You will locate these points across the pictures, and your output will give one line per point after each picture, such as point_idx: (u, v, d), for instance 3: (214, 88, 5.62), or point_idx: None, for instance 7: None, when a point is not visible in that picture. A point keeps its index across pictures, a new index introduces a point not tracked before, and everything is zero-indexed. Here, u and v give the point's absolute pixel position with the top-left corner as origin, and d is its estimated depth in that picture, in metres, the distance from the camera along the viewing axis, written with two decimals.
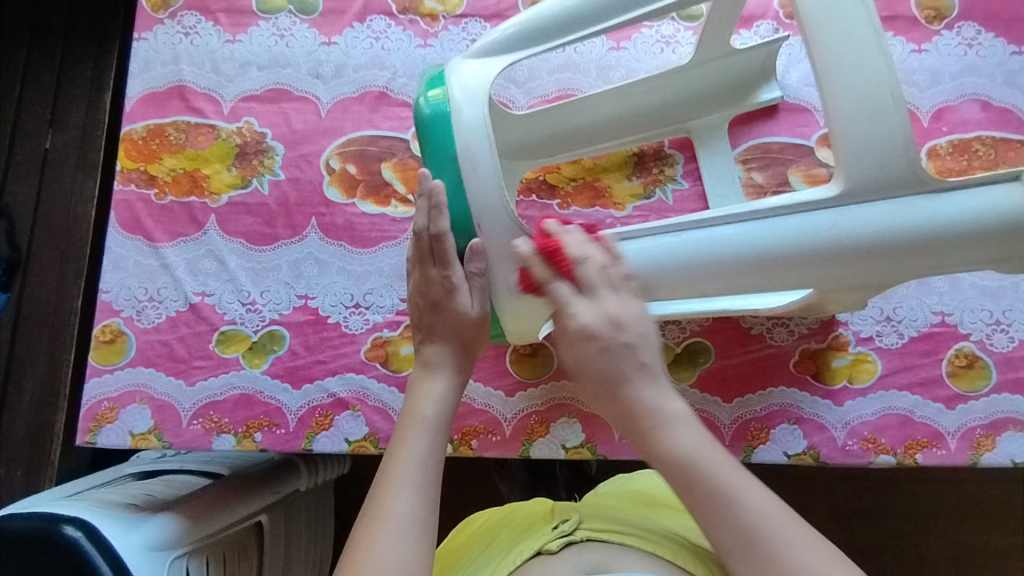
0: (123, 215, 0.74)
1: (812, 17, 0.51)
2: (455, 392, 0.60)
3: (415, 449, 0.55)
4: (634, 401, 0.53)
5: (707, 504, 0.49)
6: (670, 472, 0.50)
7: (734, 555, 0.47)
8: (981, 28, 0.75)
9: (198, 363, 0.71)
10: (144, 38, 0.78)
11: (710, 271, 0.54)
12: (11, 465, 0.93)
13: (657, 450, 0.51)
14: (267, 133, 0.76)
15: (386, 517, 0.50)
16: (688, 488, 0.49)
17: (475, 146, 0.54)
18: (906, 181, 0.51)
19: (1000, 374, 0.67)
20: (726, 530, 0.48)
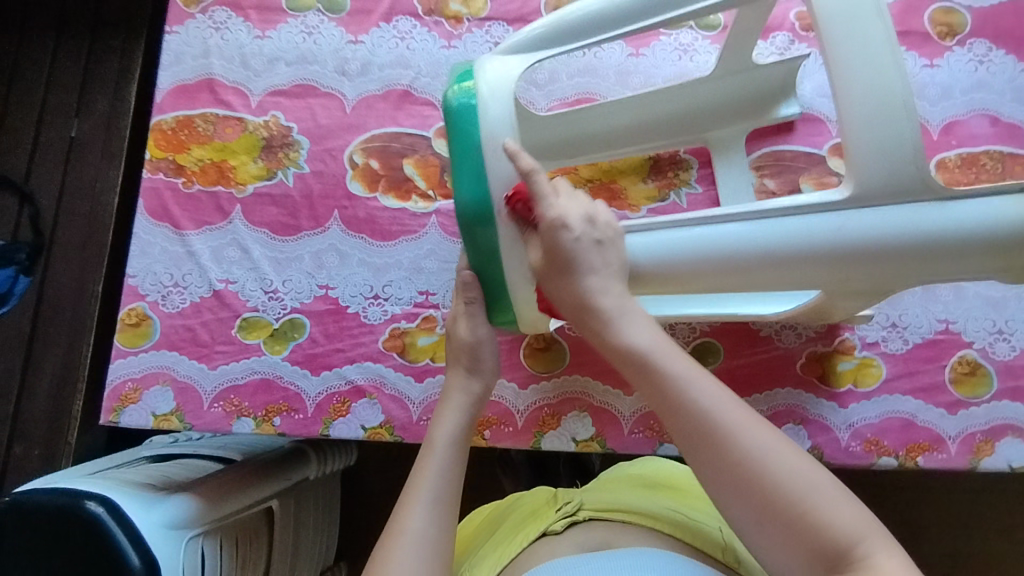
0: (151, 203, 0.76)
1: (830, 26, 0.53)
2: (470, 411, 0.62)
3: (430, 468, 0.58)
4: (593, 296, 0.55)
5: (666, 396, 0.50)
6: (629, 368, 0.52)
7: (690, 450, 0.49)
8: (991, 45, 0.77)
9: (221, 348, 0.73)
10: (175, 32, 0.80)
11: (737, 262, 0.56)
12: (28, 445, 0.95)
13: (615, 346, 0.53)
14: (293, 127, 0.78)
15: (401, 533, 0.54)
16: (648, 382, 0.51)
17: (500, 137, 0.56)
18: (913, 189, 0.52)
19: (1000, 381, 0.69)
20: (681, 423, 0.49)
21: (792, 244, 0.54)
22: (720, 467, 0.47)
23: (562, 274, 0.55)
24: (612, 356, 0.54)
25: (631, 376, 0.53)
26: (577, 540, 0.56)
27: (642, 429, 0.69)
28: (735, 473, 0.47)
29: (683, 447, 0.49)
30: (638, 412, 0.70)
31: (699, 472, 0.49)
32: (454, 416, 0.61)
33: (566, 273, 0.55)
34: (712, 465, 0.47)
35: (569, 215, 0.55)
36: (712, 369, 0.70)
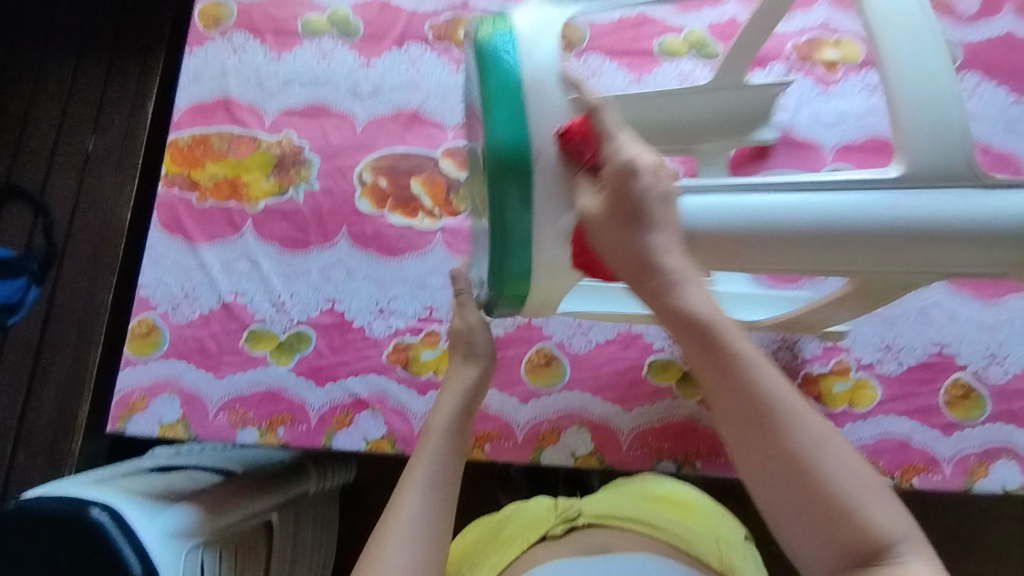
0: (165, 216, 0.78)
1: (880, 20, 0.51)
2: (467, 399, 0.61)
3: (428, 455, 0.57)
4: (653, 253, 0.46)
5: (728, 373, 0.45)
6: (685, 334, 0.46)
7: (742, 432, 0.44)
8: (982, 77, 0.79)
9: (228, 359, 0.74)
10: (195, 53, 0.84)
11: (790, 234, 0.49)
12: (33, 453, 0.96)
13: (674, 309, 0.46)
14: (305, 146, 0.81)
15: (397, 518, 0.53)
16: (707, 355, 0.45)
17: (545, 81, 0.48)
18: (960, 173, 0.48)
19: (994, 405, 0.70)
20: (735, 404, 0.44)
21: (840, 219, 0.48)
22: (769, 457, 0.43)
23: (626, 226, 0.46)
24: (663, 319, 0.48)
25: (683, 343, 0.46)
26: (575, 545, 0.58)
27: (640, 446, 0.70)
28: (787, 465, 0.43)
29: (728, 425, 0.45)
30: (637, 429, 0.71)
31: (744, 457, 0.45)
32: (452, 403, 0.61)
33: (626, 225, 0.46)
34: (763, 451, 0.44)
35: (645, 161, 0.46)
36: None
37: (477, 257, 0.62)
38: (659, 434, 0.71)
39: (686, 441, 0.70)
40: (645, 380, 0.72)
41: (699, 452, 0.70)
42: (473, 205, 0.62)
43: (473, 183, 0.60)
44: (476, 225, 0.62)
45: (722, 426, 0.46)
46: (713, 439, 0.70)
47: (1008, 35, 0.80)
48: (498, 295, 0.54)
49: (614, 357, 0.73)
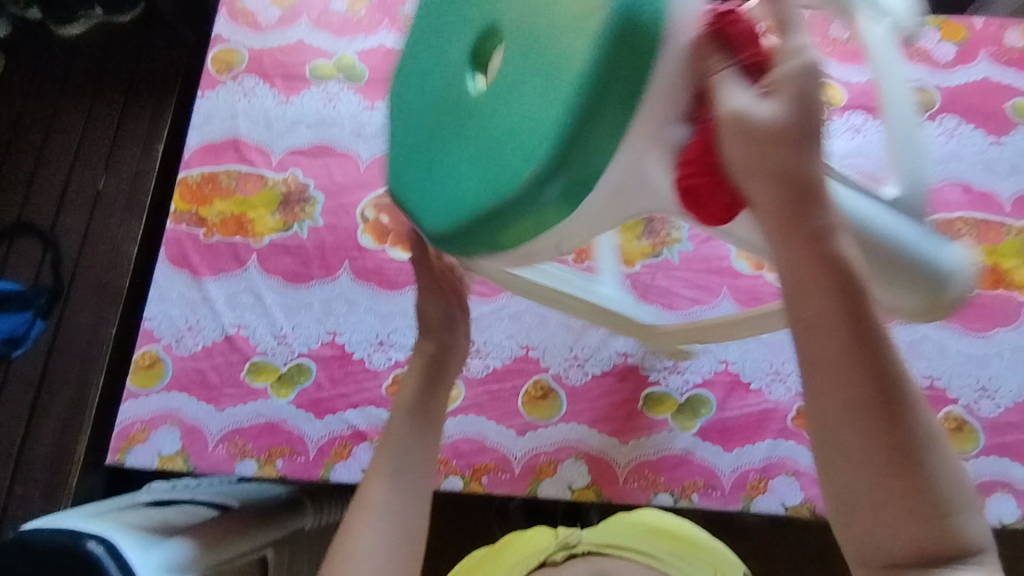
0: (172, 251, 0.81)
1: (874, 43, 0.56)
2: (429, 372, 0.60)
3: (389, 435, 0.57)
4: (803, 171, 0.35)
5: (860, 332, 0.33)
6: (801, 267, 0.34)
7: (844, 410, 0.33)
8: (961, 120, 0.83)
9: (228, 391, 0.75)
10: (207, 97, 0.88)
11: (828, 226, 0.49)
12: (29, 487, 0.95)
13: (799, 240, 0.34)
14: (310, 184, 0.84)
15: (366, 502, 0.54)
16: (837, 301, 0.33)
17: None
18: (913, 210, 0.54)
19: (987, 438, 0.71)
20: (845, 367, 0.33)
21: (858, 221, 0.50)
22: (873, 446, 0.33)
23: (777, 143, 0.34)
24: (780, 246, 0.35)
25: (791, 279, 0.34)
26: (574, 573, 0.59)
27: (636, 479, 0.71)
28: (891, 459, 0.33)
29: (810, 388, 0.34)
30: (633, 461, 0.71)
31: (824, 433, 0.34)
32: (413, 378, 0.59)
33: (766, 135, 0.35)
34: (866, 437, 0.33)
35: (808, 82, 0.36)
36: (705, 420, 0.72)
37: (423, 169, 0.45)
38: (655, 466, 0.71)
39: (682, 473, 0.71)
40: (640, 413, 0.73)
41: (695, 485, 0.70)
42: (406, 113, 0.48)
43: (421, 81, 0.47)
44: (408, 128, 0.47)
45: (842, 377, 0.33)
46: (710, 471, 0.71)
47: (984, 80, 0.84)
48: (534, 203, 0.39)
49: (610, 390, 0.74)
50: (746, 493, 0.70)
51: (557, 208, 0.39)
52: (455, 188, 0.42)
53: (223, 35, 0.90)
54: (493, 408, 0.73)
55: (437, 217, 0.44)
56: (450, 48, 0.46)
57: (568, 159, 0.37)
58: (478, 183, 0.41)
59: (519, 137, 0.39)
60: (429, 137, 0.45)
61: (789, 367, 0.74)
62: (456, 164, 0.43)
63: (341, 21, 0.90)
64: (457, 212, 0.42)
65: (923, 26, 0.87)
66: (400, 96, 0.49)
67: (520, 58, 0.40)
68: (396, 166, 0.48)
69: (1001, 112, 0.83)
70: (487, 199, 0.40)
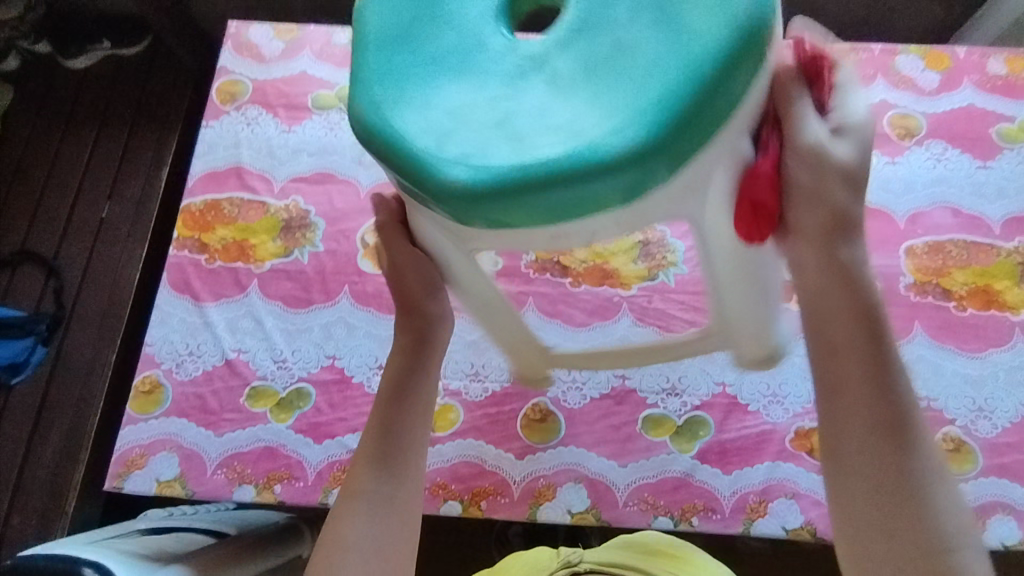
0: (175, 277, 0.82)
1: None
2: (411, 358, 0.59)
3: (373, 421, 0.57)
4: (845, 216, 0.48)
5: (879, 367, 0.46)
6: (834, 316, 0.48)
7: (862, 424, 0.46)
8: (947, 145, 0.85)
9: (228, 416, 0.75)
10: (212, 126, 0.90)
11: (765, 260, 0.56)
12: (26, 515, 0.95)
13: (838, 298, 0.48)
14: (311, 210, 0.85)
15: (350, 495, 0.54)
16: (866, 345, 0.47)
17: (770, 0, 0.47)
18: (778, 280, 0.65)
19: (986, 459, 0.71)
20: (862, 393, 0.46)
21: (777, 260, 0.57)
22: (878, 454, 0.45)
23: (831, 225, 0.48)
24: (818, 302, 0.49)
25: (828, 324, 0.48)
26: None
27: (636, 502, 0.70)
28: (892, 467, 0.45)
29: (832, 404, 0.47)
30: (632, 484, 0.71)
31: (834, 436, 0.47)
32: (395, 363, 0.59)
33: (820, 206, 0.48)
34: (874, 447, 0.45)
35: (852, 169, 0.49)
36: (703, 442, 0.73)
37: (439, 118, 0.46)
38: (655, 489, 0.71)
39: (682, 496, 0.71)
40: (639, 435, 0.73)
41: (695, 507, 0.70)
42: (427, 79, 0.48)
43: (437, 39, 0.49)
44: (415, 79, 0.48)
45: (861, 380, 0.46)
46: (710, 494, 0.70)
47: (968, 107, 0.86)
48: (614, 171, 0.42)
49: (608, 412, 0.74)
50: (746, 515, 0.70)
51: (630, 181, 0.43)
52: (491, 153, 0.44)
53: (227, 67, 0.93)
54: (492, 431, 0.73)
55: (464, 168, 0.44)
56: (486, 14, 0.49)
57: (661, 139, 0.43)
58: (534, 144, 0.43)
59: (602, 114, 0.43)
60: (450, 89, 0.47)
61: (786, 389, 0.74)
62: (497, 123, 0.45)
63: (342, 53, 0.93)
64: (494, 166, 0.44)
65: (907, 55, 0.89)
66: (397, 47, 0.49)
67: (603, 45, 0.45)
68: (390, 108, 0.47)
69: (986, 138, 0.85)
70: (546, 161, 0.43)
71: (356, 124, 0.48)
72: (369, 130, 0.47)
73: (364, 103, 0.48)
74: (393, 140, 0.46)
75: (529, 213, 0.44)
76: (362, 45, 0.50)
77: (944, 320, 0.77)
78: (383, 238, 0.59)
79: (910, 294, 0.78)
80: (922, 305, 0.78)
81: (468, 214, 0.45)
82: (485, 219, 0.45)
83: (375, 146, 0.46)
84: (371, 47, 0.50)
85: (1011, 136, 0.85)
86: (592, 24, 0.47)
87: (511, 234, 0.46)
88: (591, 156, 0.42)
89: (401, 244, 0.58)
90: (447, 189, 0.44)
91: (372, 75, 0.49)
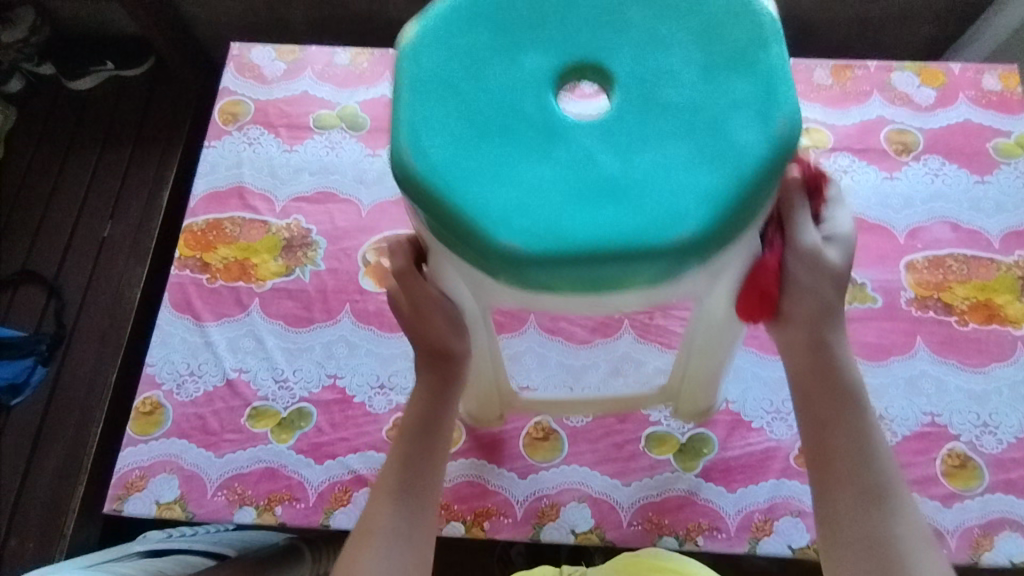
0: (176, 296, 0.82)
1: None
2: (435, 393, 0.57)
3: (393, 457, 0.56)
4: (834, 306, 0.51)
5: (858, 440, 0.49)
6: (819, 390, 0.51)
7: (847, 497, 0.48)
8: (945, 160, 0.85)
9: (229, 436, 0.75)
10: (214, 146, 0.90)
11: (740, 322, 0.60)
12: (24, 538, 0.94)
13: (818, 373, 0.51)
14: (313, 229, 0.85)
15: (371, 533, 0.52)
16: (846, 417, 0.50)
17: None
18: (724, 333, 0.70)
19: (992, 475, 0.70)
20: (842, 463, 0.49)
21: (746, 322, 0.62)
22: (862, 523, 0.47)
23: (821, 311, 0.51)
24: (803, 376, 0.52)
25: (814, 397, 0.51)
26: None
27: (640, 521, 0.70)
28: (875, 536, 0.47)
29: (821, 478, 0.50)
30: (636, 503, 0.70)
31: (825, 504, 0.49)
32: (419, 399, 0.57)
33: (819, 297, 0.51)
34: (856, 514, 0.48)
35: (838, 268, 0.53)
36: (707, 460, 0.72)
37: (489, 175, 0.45)
38: (659, 508, 0.70)
39: (687, 515, 0.70)
40: (643, 453, 0.73)
41: (700, 527, 0.69)
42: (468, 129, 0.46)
43: (480, 84, 0.47)
44: (456, 128, 0.47)
45: (846, 458, 0.49)
46: (714, 512, 0.70)
47: (964, 122, 0.87)
48: (661, 258, 0.44)
49: (611, 430, 0.74)
50: (752, 534, 0.69)
51: (671, 268, 0.45)
52: (542, 220, 0.45)
53: (229, 88, 0.94)
54: (495, 450, 0.73)
55: (518, 234, 0.45)
56: (533, 66, 0.47)
57: (706, 234, 0.45)
58: (585, 219, 0.45)
59: (652, 200, 0.45)
60: (498, 145, 0.46)
61: (789, 405, 0.74)
62: (547, 190, 0.45)
63: (344, 73, 0.94)
64: (546, 235, 0.45)
65: (903, 72, 0.90)
66: (439, 86, 0.47)
67: (654, 125, 0.46)
68: (437, 156, 0.46)
69: (983, 153, 0.85)
70: (596, 239, 0.44)
71: (401, 170, 0.46)
72: (416, 182, 0.46)
73: (410, 147, 0.46)
74: (442, 195, 0.45)
75: (575, 284, 0.46)
76: (401, 82, 0.48)
77: (946, 334, 0.77)
78: (404, 282, 0.55)
79: (911, 309, 0.78)
80: (923, 320, 0.78)
81: (515, 276, 0.46)
82: (532, 283, 0.46)
83: (424, 198, 0.46)
84: (410, 85, 0.48)
85: (1008, 151, 0.85)
86: (643, 87, 0.46)
87: (550, 298, 0.48)
88: (640, 242, 0.44)
89: (425, 286, 0.55)
90: (499, 254, 0.45)
91: (415, 116, 0.47)
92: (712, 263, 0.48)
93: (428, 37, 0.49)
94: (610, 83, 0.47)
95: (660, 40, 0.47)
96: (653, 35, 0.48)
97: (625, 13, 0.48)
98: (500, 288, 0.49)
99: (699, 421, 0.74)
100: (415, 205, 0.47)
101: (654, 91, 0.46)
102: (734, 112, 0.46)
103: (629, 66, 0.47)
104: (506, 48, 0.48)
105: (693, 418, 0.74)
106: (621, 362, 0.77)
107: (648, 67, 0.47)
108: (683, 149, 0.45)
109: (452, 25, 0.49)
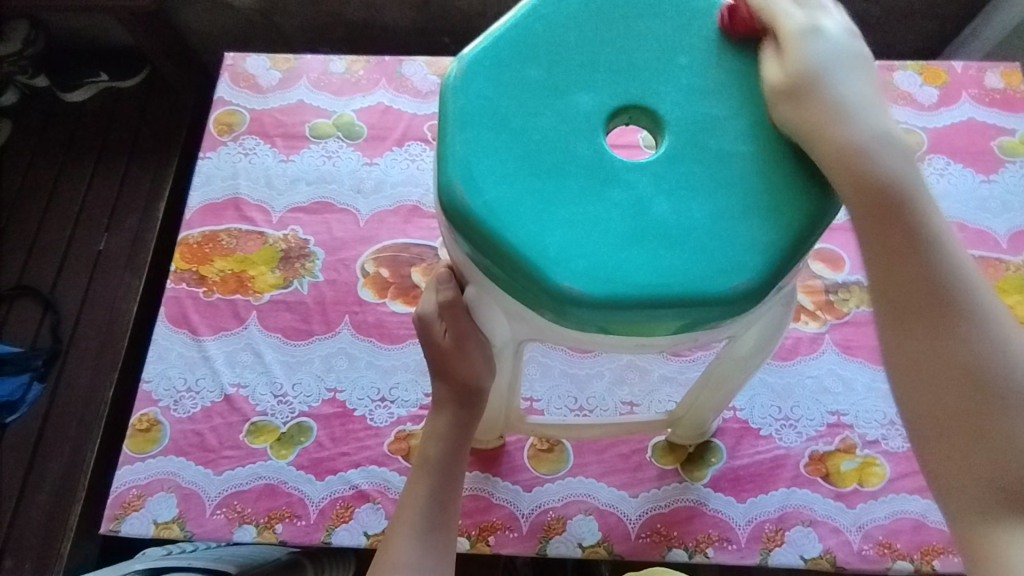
0: (172, 311, 0.80)
1: None
2: (459, 429, 0.59)
3: (417, 492, 0.57)
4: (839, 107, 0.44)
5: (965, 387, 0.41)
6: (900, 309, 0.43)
7: (895, 292, 0.43)
8: (949, 160, 0.84)
9: (227, 453, 0.74)
10: (208, 157, 0.89)
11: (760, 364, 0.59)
12: (20, 558, 0.92)
13: (880, 241, 0.43)
14: (310, 240, 0.84)
15: (391, 567, 0.53)
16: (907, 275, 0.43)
17: None
18: None
19: None
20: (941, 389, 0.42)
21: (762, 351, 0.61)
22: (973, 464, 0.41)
23: (851, 151, 0.44)
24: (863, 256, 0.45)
25: (885, 313, 0.43)
26: None
27: (648, 533, 0.68)
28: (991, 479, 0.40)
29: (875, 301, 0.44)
30: (644, 515, 0.69)
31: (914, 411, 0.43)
32: (443, 436, 0.59)
33: (808, 143, 0.45)
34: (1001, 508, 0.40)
35: (854, 89, 0.45)
36: (716, 468, 0.71)
37: (544, 213, 0.44)
38: (668, 519, 0.69)
39: (696, 526, 0.68)
40: (650, 463, 0.71)
41: (710, 538, 0.68)
42: (518, 165, 0.45)
43: (531, 121, 0.46)
44: (506, 164, 0.45)
45: (885, 260, 0.43)
46: (723, 522, 0.68)
47: (968, 121, 0.86)
48: (719, 305, 0.43)
49: (617, 440, 0.72)
50: (763, 545, 0.67)
51: (724, 315, 0.44)
52: (599, 258, 0.43)
53: (224, 98, 0.93)
54: (499, 464, 0.71)
55: (575, 274, 0.43)
56: (584, 106, 0.46)
57: (762, 282, 0.43)
58: (641, 263, 0.43)
59: (703, 243, 0.44)
60: (547, 185, 0.45)
61: (798, 412, 0.73)
62: (598, 232, 0.44)
63: (340, 81, 0.93)
64: (600, 275, 0.43)
65: (905, 71, 0.89)
66: (487, 121, 0.46)
67: (705, 174, 0.45)
68: (491, 193, 0.44)
69: (988, 151, 0.84)
70: (653, 282, 0.43)
71: (451, 202, 0.44)
72: (469, 217, 0.44)
73: (461, 181, 0.45)
74: (493, 233, 0.44)
75: (628, 326, 0.44)
76: (448, 114, 0.46)
77: None
78: (451, 312, 0.53)
79: None
80: None
81: (568, 316, 0.44)
82: (583, 325, 0.44)
83: (474, 235, 0.44)
84: (457, 117, 0.46)
85: (1013, 150, 0.84)
86: (693, 133, 0.46)
87: (599, 340, 0.46)
88: (697, 290, 0.43)
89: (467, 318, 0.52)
90: (555, 293, 0.43)
91: (465, 149, 0.45)
92: (760, 308, 0.47)
93: (476, 70, 0.47)
94: (659, 129, 0.47)
95: (711, 92, 0.47)
96: (704, 86, 0.47)
97: (677, 60, 0.48)
98: (546, 327, 0.47)
99: (698, 441, 0.72)
100: (464, 241, 0.45)
101: (704, 140, 0.46)
102: (788, 163, 0.45)
103: (680, 115, 0.47)
104: (555, 88, 0.47)
105: (692, 440, 0.71)
106: (626, 370, 0.75)
107: (702, 118, 0.47)
108: (739, 198, 0.45)
109: (500, 61, 0.47)
